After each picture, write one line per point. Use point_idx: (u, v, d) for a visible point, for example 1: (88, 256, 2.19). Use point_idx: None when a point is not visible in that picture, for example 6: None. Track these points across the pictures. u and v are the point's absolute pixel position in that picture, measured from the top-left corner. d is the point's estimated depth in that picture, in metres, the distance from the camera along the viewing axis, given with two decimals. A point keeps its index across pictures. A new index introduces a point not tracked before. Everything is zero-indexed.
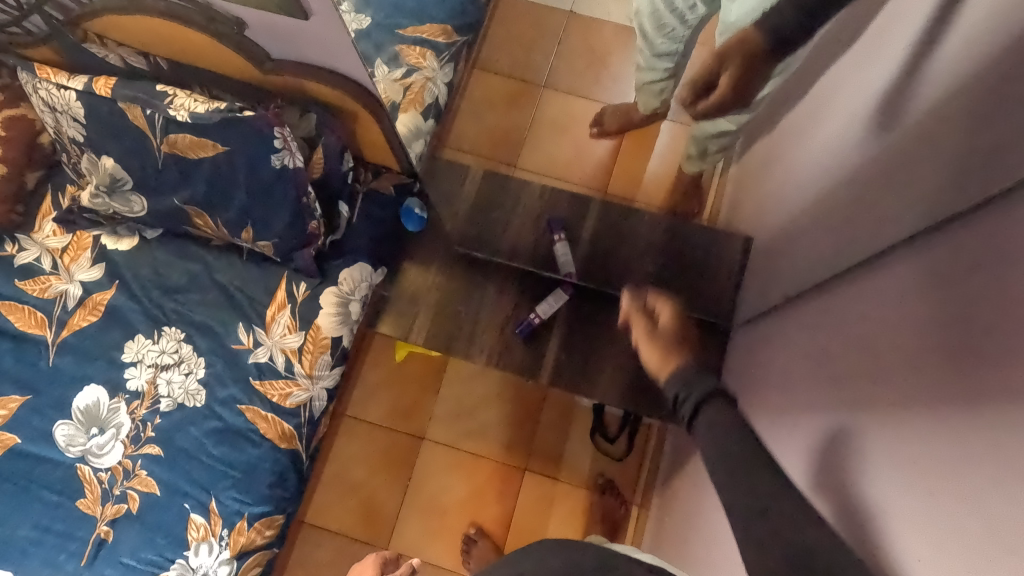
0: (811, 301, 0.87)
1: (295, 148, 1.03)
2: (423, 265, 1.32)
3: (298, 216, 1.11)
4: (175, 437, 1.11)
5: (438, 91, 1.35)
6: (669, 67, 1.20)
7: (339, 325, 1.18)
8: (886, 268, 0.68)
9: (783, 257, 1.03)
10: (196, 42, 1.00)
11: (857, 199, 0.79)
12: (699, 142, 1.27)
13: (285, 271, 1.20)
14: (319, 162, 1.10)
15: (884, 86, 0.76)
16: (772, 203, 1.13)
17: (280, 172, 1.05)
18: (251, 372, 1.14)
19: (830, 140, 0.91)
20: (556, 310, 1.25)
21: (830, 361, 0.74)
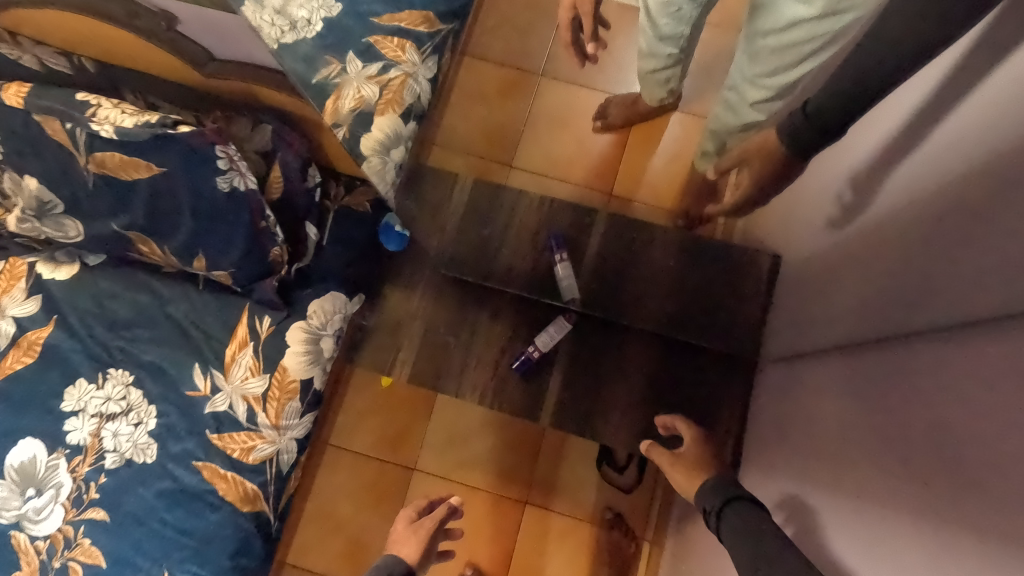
0: (865, 352, 0.72)
1: (245, 167, 0.88)
2: (407, 289, 1.17)
3: (256, 243, 0.95)
4: (122, 499, 0.97)
5: (420, 89, 1.14)
6: (673, 53, 1.03)
7: (308, 366, 1.03)
8: (969, 335, 0.53)
9: (821, 287, 0.87)
10: (114, 39, 0.83)
11: (918, 234, 0.63)
12: (717, 137, 1.11)
13: (246, 302, 1.05)
14: (277, 181, 0.96)
15: (952, 88, 0.60)
16: (801, 219, 0.97)
17: (230, 197, 0.89)
18: (208, 423, 0.99)
19: (878, 152, 0.75)
20: (557, 342, 1.10)
21: (888, 439, 0.60)
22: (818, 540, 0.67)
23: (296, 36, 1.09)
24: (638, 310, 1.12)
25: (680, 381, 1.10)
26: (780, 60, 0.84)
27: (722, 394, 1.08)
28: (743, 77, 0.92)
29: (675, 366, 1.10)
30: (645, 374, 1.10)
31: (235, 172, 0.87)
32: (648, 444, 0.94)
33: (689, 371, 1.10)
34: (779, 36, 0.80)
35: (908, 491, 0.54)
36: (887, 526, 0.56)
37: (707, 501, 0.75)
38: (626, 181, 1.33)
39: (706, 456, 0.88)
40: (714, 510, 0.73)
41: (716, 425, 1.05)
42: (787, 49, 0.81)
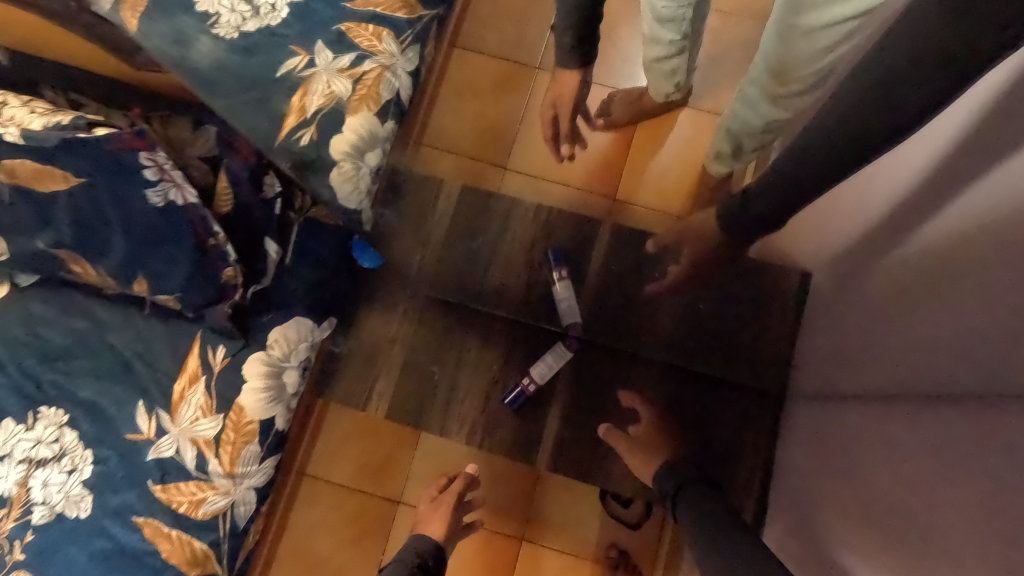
0: (922, 408, 0.60)
1: (182, 179, 0.80)
2: (386, 311, 1.04)
3: (202, 263, 0.82)
4: (51, 563, 0.82)
5: (399, 83, 0.99)
6: (675, 39, 0.90)
7: (269, 404, 0.90)
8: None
9: (873, 315, 0.75)
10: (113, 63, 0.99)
11: (987, 262, 0.52)
12: (732, 137, 0.98)
13: (198, 330, 0.91)
14: (225, 194, 0.87)
15: (1018, 81, 0.49)
16: (842, 235, 0.84)
17: (163, 211, 0.79)
18: (151, 472, 0.85)
19: (931, 158, 0.63)
20: (555, 371, 0.98)
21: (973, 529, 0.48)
22: None
23: (259, 24, 0.92)
24: (646, 335, 1.00)
25: (695, 416, 0.97)
26: (807, 47, 0.71)
27: (745, 430, 0.97)
28: (763, 68, 0.81)
29: (689, 399, 0.98)
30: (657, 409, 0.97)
31: (170, 184, 0.79)
32: (605, 425, 0.97)
33: (706, 404, 0.97)
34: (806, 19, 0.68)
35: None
36: None
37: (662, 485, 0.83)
38: (632, 187, 1.20)
39: (660, 437, 0.93)
40: (667, 493, 0.81)
41: (736, 464, 0.96)
42: (816, 34, 0.69)
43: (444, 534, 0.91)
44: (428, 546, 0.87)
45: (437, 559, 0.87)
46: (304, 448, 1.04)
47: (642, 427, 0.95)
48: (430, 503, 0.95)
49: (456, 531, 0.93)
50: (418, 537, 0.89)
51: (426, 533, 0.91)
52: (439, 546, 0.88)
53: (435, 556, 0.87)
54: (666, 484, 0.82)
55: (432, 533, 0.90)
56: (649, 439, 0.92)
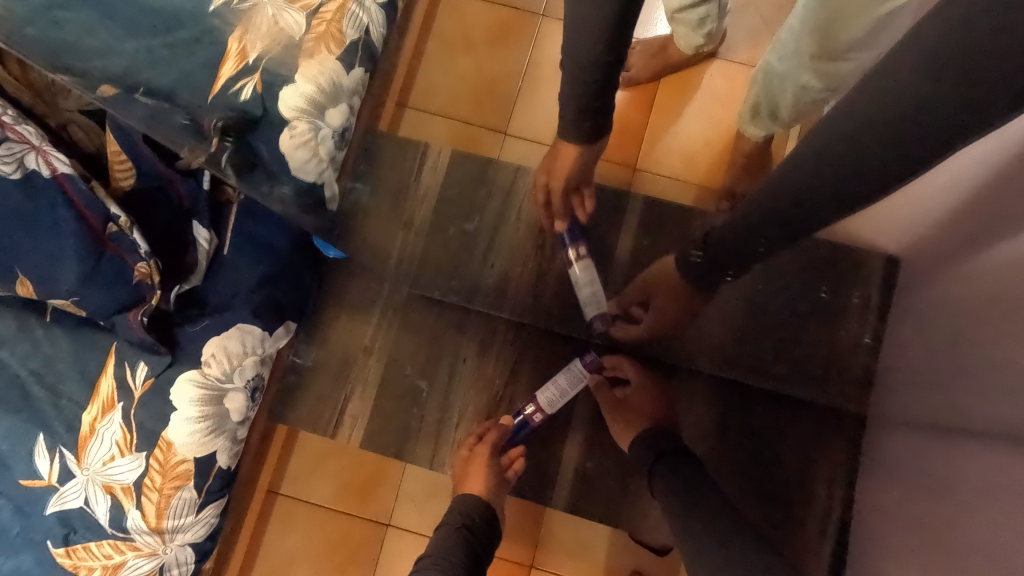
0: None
1: (52, 146, 0.61)
2: (359, 313, 0.83)
3: (98, 258, 0.61)
4: None
5: (368, 20, 0.76)
6: None
7: (206, 438, 0.70)
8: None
9: (1001, 324, 0.54)
10: None
11: None
12: (769, 95, 0.81)
13: (113, 341, 0.70)
14: (122, 163, 0.66)
15: None
16: (951, 216, 0.63)
17: (22, 185, 0.58)
18: (53, 532, 0.65)
19: None
20: (570, 396, 0.77)
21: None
22: None
23: None
24: (684, 339, 0.80)
25: (750, 439, 0.78)
26: None
27: (809, 457, 0.78)
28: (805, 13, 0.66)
29: (742, 416, 0.79)
30: (701, 430, 0.78)
31: (25, 146, 0.59)
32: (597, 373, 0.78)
33: (763, 424, 0.79)
34: None
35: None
36: None
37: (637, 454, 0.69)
38: (655, 157, 0.99)
39: (655, 404, 0.75)
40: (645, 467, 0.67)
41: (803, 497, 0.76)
42: None
43: (490, 492, 0.72)
44: (474, 505, 0.70)
45: (488, 526, 0.69)
46: (268, 469, 0.83)
47: (635, 389, 0.77)
48: (463, 460, 0.77)
49: (503, 487, 0.74)
50: (460, 496, 0.71)
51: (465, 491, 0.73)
52: (490, 507, 0.70)
53: (485, 519, 0.69)
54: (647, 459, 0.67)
55: (473, 490, 0.73)
56: (643, 407, 0.75)
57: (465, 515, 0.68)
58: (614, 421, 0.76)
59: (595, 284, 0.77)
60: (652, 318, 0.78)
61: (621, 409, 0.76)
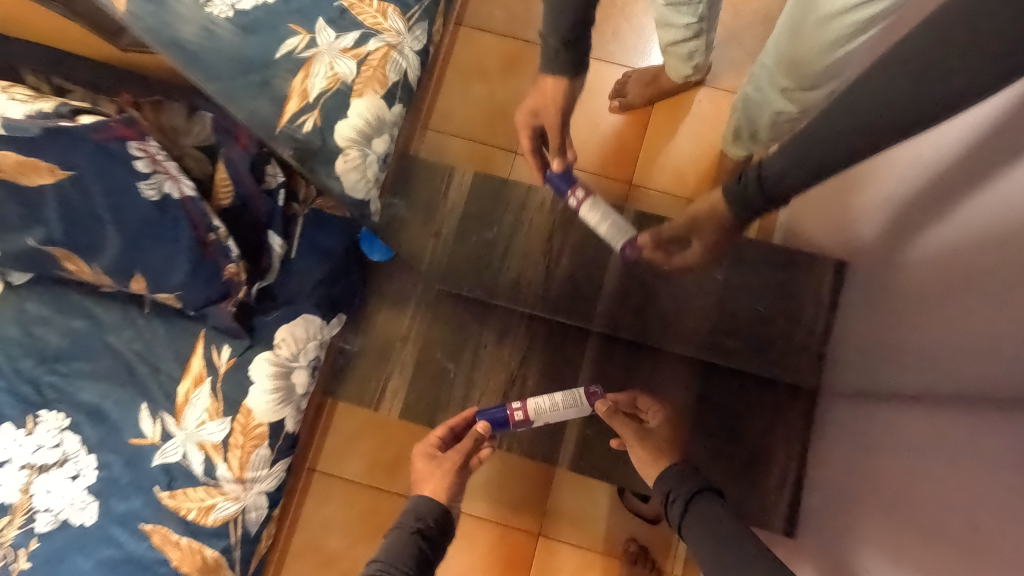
0: (950, 408, 0.56)
1: (176, 171, 0.76)
2: (397, 306, 1.00)
3: (203, 261, 0.77)
4: (57, 571, 0.81)
5: (406, 63, 0.92)
6: (689, 23, 0.92)
7: (278, 406, 0.86)
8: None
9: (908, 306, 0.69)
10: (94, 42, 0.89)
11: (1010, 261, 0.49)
12: (749, 119, 0.96)
13: (201, 329, 0.86)
14: (224, 185, 0.83)
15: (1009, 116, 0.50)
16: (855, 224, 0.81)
17: (159, 207, 0.73)
18: (158, 478, 0.82)
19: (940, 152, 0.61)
20: (557, 411, 0.82)
21: (1000, 536, 0.44)
22: None
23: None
24: (666, 330, 0.95)
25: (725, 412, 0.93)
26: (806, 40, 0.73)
27: (774, 425, 0.92)
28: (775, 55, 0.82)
29: (720, 393, 0.93)
30: (685, 404, 0.93)
31: (165, 176, 0.74)
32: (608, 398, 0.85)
33: (733, 399, 0.94)
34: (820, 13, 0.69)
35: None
36: None
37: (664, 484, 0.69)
38: (649, 174, 1.15)
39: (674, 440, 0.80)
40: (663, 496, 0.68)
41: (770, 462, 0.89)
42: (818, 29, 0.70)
43: (447, 495, 0.77)
44: (429, 508, 0.75)
45: (441, 529, 0.74)
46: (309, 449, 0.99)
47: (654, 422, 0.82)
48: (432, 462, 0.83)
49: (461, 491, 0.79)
50: (419, 497, 0.76)
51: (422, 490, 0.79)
52: (445, 508, 0.75)
53: (440, 520, 0.74)
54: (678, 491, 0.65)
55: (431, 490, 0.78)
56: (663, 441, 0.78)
57: (418, 519, 0.73)
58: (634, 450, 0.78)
59: (608, 218, 0.82)
60: (698, 248, 0.84)
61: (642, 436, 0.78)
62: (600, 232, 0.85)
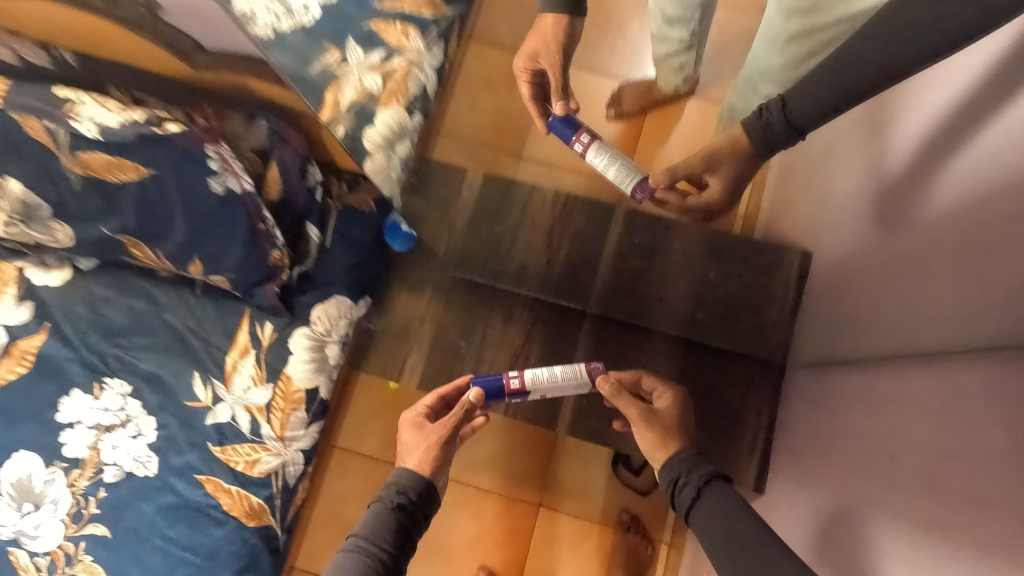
0: (881, 367, 0.68)
1: (239, 169, 0.86)
2: (415, 291, 1.13)
3: (255, 247, 0.90)
4: (123, 514, 0.94)
5: (425, 78, 1.06)
6: (683, 36, 1.06)
7: (313, 375, 0.98)
8: (1000, 355, 0.49)
9: (854, 286, 0.81)
10: (124, 39, 0.79)
11: (914, 233, 0.66)
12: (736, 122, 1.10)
13: (246, 308, 0.99)
14: (275, 181, 0.93)
15: (924, 123, 0.67)
16: (808, 214, 0.98)
17: (224, 200, 0.84)
18: (210, 436, 0.95)
19: (874, 152, 0.78)
20: (552, 384, 0.85)
21: (920, 456, 0.56)
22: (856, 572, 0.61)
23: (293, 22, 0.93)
24: (653, 312, 1.08)
25: (705, 384, 1.05)
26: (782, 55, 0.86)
27: (747, 395, 1.03)
28: (757, 70, 0.93)
29: (700, 367, 1.05)
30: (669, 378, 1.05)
31: (226, 172, 0.84)
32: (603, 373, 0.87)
33: (710, 377, 1.05)
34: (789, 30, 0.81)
35: (948, 517, 0.50)
36: (933, 556, 0.50)
37: (673, 469, 0.69)
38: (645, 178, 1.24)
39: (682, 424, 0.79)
40: (675, 482, 0.68)
41: (743, 429, 1.01)
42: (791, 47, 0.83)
43: (429, 469, 0.80)
44: (412, 482, 0.78)
45: (422, 499, 0.78)
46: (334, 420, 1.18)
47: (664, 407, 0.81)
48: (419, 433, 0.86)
49: (445, 464, 0.83)
50: (410, 472, 0.79)
51: (405, 462, 0.82)
52: (426, 480, 0.79)
53: (423, 491, 0.78)
54: (694, 478, 0.67)
55: (416, 466, 0.80)
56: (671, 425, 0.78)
57: (400, 492, 0.77)
58: (643, 435, 0.77)
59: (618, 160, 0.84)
60: (717, 183, 0.82)
61: (652, 420, 0.78)
62: (609, 175, 0.85)
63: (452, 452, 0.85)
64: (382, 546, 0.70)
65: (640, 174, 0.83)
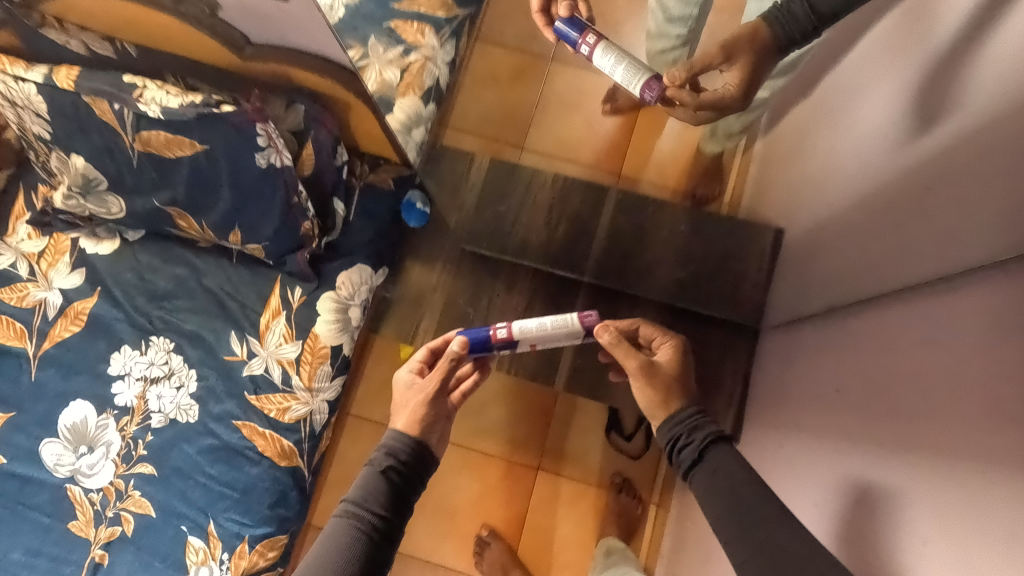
0: (844, 315, 0.81)
1: (281, 145, 0.95)
2: (427, 264, 1.25)
3: (290, 218, 1.01)
4: (168, 455, 1.05)
5: (438, 72, 1.20)
6: (681, 33, 1.21)
7: (338, 334, 1.10)
8: (933, 292, 0.62)
9: (819, 253, 0.93)
10: (188, 34, 0.89)
11: (870, 194, 0.78)
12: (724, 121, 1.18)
13: (277, 275, 1.11)
14: (309, 159, 1.02)
15: (877, 100, 0.79)
16: (781, 188, 1.11)
17: (266, 173, 0.95)
18: (246, 385, 1.07)
19: (838, 128, 0.90)
20: (547, 336, 0.89)
21: (872, 385, 0.68)
22: (814, 482, 0.76)
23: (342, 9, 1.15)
24: (642, 284, 1.19)
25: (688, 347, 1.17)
26: None
27: (726, 357, 1.14)
28: None
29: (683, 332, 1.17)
30: None
31: (271, 148, 0.93)
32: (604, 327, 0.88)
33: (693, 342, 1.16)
34: None
35: (892, 428, 0.62)
36: (878, 460, 0.63)
37: (674, 428, 0.74)
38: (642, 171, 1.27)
39: (680, 378, 0.81)
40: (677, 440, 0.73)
41: (722, 385, 1.12)
42: None
43: (417, 428, 0.81)
44: (399, 444, 0.79)
45: (415, 457, 0.79)
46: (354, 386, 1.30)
47: (665, 361, 0.83)
48: (411, 391, 0.87)
49: (434, 422, 0.83)
50: (391, 434, 0.80)
51: (391, 423, 0.83)
52: (415, 441, 0.79)
53: (412, 451, 0.79)
54: (696, 436, 0.72)
55: (401, 425, 0.81)
56: (669, 380, 0.80)
57: (389, 454, 0.78)
58: (642, 389, 0.80)
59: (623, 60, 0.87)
60: (733, 76, 0.88)
61: (651, 375, 0.80)
62: (617, 76, 0.88)
63: (443, 408, 0.86)
64: (372, 510, 0.73)
65: (649, 74, 0.86)
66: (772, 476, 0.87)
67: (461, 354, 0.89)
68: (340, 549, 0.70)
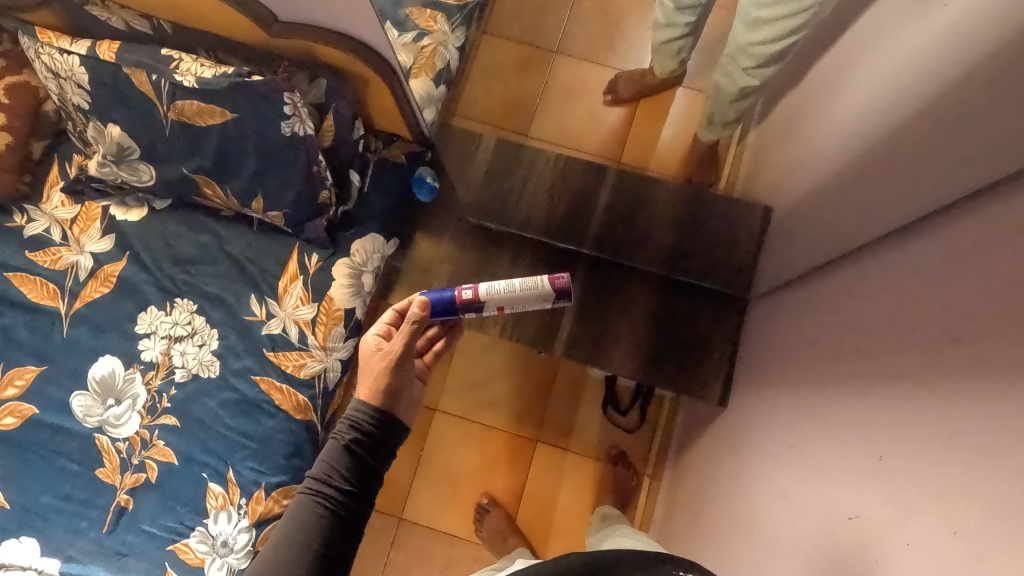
0: (824, 275, 0.87)
1: (305, 115, 1.02)
2: (434, 237, 1.33)
3: (309, 185, 1.10)
4: (191, 407, 1.12)
5: (449, 56, 1.30)
6: (689, 22, 1.12)
7: (351, 297, 1.18)
8: (896, 242, 0.69)
9: (802, 225, 1.00)
10: (217, 12, 0.98)
11: (863, 163, 0.81)
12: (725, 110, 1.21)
13: (296, 242, 1.18)
14: (330, 131, 1.10)
15: (869, 73, 0.82)
16: (780, 166, 1.15)
17: (290, 141, 1.04)
18: (265, 343, 1.14)
19: (833, 106, 0.94)
20: (526, 305, 0.84)
21: (844, 332, 0.74)
22: (793, 425, 0.82)
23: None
24: (638, 257, 1.26)
25: (681, 317, 1.23)
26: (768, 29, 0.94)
27: (714, 325, 1.21)
28: (735, 47, 1.03)
29: (677, 304, 1.24)
30: (648, 311, 1.24)
31: (296, 120, 1.02)
32: None
33: (685, 314, 1.23)
34: (769, 9, 0.91)
35: (856, 365, 0.69)
36: (848, 393, 0.69)
37: None
38: (644, 161, 1.40)
39: None
40: None
41: (710, 353, 1.19)
42: (771, 23, 0.93)
43: (381, 398, 0.80)
44: (363, 412, 0.78)
45: (382, 427, 0.78)
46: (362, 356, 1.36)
47: None
48: (376, 356, 0.85)
49: (394, 394, 0.80)
50: (357, 403, 0.79)
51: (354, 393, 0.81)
52: (379, 411, 0.78)
53: (376, 421, 0.78)
54: None
55: (361, 394, 0.80)
56: None
57: (353, 427, 0.77)
58: None
59: None
60: None
61: None
62: None
63: (409, 372, 0.84)
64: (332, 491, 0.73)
65: None
66: (760, 429, 0.94)
67: (423, 317, 0.84)
68: (304, 529, 0.71)
